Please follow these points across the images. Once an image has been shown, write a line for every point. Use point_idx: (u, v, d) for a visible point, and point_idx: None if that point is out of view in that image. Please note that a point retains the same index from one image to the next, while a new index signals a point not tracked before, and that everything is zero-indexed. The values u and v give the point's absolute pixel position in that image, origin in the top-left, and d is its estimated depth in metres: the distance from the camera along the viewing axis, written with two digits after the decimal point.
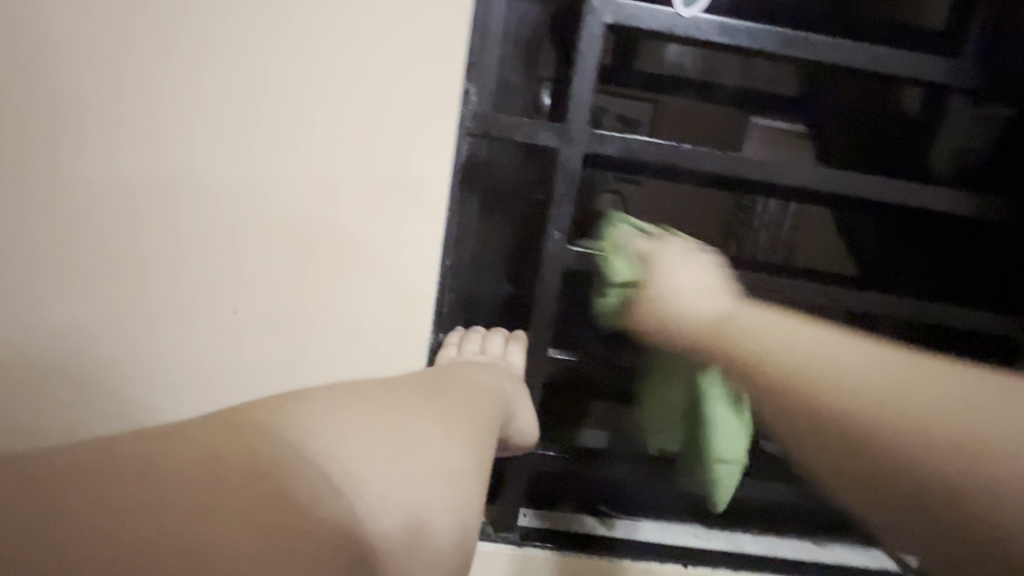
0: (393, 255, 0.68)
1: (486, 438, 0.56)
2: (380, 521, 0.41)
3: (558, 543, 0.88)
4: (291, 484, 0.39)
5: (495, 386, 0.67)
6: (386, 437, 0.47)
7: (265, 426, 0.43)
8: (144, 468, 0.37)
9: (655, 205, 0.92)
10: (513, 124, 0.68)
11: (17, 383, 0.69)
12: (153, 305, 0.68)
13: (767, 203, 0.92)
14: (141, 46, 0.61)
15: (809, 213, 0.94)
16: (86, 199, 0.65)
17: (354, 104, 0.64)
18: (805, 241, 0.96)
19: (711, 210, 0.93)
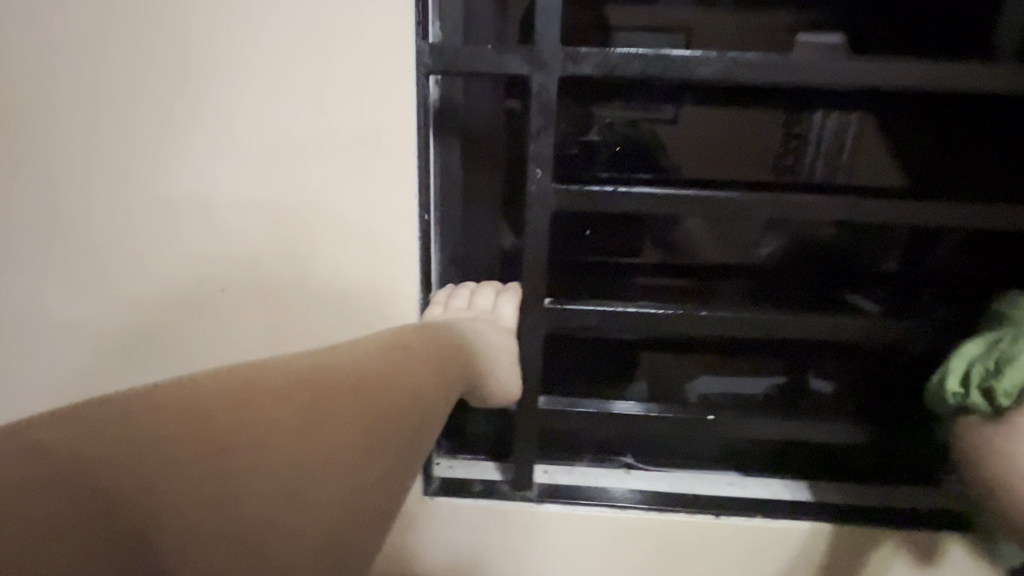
0: (363, 220, 0.67)
1: (393, 479, 0.51)
2: (213, 524, 0.43)
3: (578, 500, 0.83)
4: (139, 484, 0.41)
5: (459, 369, 0.60)
6: (271, 463, 0.45)
7: (175, 431, 0.43)
8: (50, 460, 0.39)
9: (698, 138, 0.81)
10: (476, 54, 0.62)
11: (39, 368, 0.75)
12: (141, 286, 0.70)
13: (823, 117, 0.80)
14: (92, 27, 0.61)
15: (863, 125, 0.80)
16: (64, 188, 0.67)
17: (304, 57, 0.61)
18: (870, 159, 0.82)
19: (757, 137, 0.81)
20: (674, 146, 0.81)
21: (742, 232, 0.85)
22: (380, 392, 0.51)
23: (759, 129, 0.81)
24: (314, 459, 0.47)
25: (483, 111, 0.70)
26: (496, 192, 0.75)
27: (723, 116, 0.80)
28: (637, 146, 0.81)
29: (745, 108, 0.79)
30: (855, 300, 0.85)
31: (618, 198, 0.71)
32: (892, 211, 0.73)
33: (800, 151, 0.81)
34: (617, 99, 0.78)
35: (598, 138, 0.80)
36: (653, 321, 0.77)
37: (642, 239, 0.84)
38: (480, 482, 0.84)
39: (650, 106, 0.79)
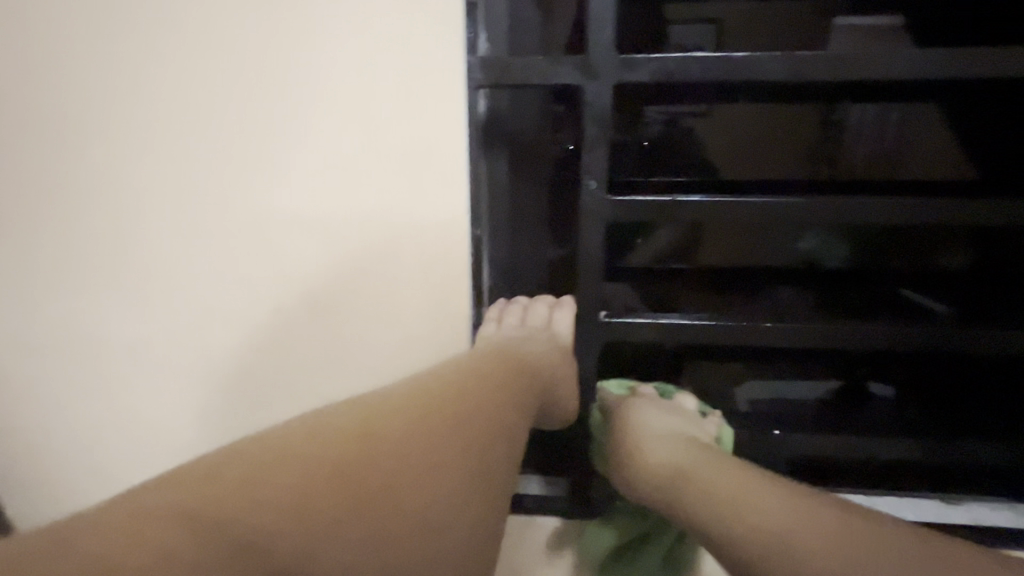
0: (416, 236, 0.66)
1: (485, 516, 0.47)
2: (342, 531, 0.40)
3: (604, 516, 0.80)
4: (242, 510, 0.38)
5: (529, 377, 0.61)
6: (384, 466, 0.44)
7: (240, 503, 0.39)
8: (128, 511, 0.37)
9: (739, 139, 0.78)
10: (527, 65, 0.60)
11: (109, 393, 0.78)
12: (200, 310, 0.72)
13: (862, 109, 0.76)
14: (143, 61, 0.62)
15: (928, 118, 0.76)
16: (124, 219, 0.68)
17: (350, 77, 0.61)
18: (928, 151, 0.77)
19: (799, 135, 0.77)
20: (715, 149, 0.78)
21: (766, 233, 0.81)
22: (446, 418, 0.49)
23: (798, 124, 0.77)
24: (402, 518, 0.42)
25: (529, 123, 0.69)
26: (544, 202, 0.73)
27: (762, 113, 0.77)
28: (677, 150, 0.78)
29: (788, 103, 0.76)
30: (912, 296, 0.79)
31: (676, 205, 0.68)
32: (967, 210, 0.68)
33: (840, 145, 0.77)
34: (658, 103, 0.75)
35: (634, 140, 0.78)
36: (708, 333, 0.74)
37: (695, 241, 0.82)
38: (535, 499, 0.81)
39: (686, 108, 0.76)
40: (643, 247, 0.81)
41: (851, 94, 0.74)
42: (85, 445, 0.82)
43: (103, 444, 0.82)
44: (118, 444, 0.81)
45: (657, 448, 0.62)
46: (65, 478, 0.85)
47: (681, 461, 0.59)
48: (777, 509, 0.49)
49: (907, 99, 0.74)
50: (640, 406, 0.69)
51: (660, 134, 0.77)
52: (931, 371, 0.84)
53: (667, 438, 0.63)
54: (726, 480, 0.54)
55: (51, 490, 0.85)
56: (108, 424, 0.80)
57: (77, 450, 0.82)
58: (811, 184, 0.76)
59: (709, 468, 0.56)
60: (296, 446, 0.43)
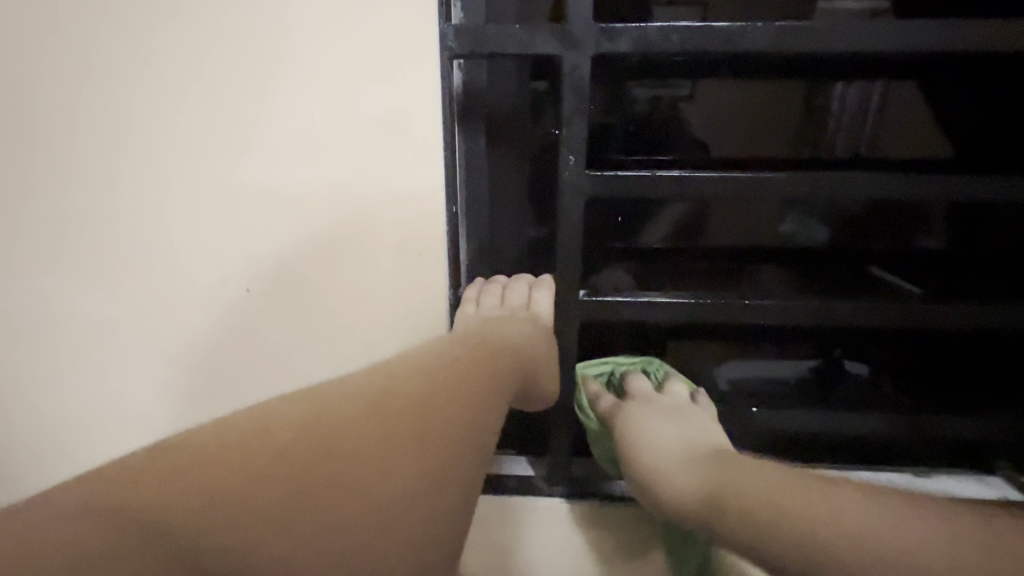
0: (391, 213, 0.64)
1: (457, 502, 0.46)
2: (308, 513, 0.38)
3: (585, 495, 0.81)
4: (200, 494, 0.37)
5: (508, 356, 0.60)
6: (355, 446, 0.42)
7: (196, 481, 0.37)
8: (82, 494, 0.36)
9: (722, 116, 0.77)
10: (503, 35, 0.58)
11: (74, 377, 0.75)
12: (166, 291, 0.69)
13: (844, 88, 0.75)
14: (94, 25, 0.58)
15: (907, 95, 0.75)
16: (81, 195, 0.65)
17: (317, 44, 0.58)
18: (908, 128, 0.76)
19: (782, 112, 0.76)
20: (698, 126, 0.77)
21: (764, 214, 0.81)
22: (421, 398, 0.47)
23: (783, 101, 0.76)
24: (372, 498, 0.41)
25: (507, 97, 0.67)
26: (523, 179, 0.71)
27: (743, 89, 0.76)
28: (658, 126, 0.77)
29: (770, 78, 0.75)
30: (885, 275, 0.80)
31: (656, 181, 0.67)
32: (941, 186, 0.68)
33: (823, 124, 0.76)
34: (638, 76, 0.74)
35: (616, 117, 0.76)
36: (687, 310, 0.73)
37: (679, 216, 0.80)
38: (516, 480, 0.81)
39: (667, 84, 0.74)
40: (654, 226, 0.80)
41: (831, 71, 0.74)
42: (51, 430, 0.79)
43: (72, 428, 0.79)
44: (86, 429, 0.79)
45: (671, 467, 0.60)
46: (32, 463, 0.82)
47: (701, 475, 0.57)
48: (846, 515, 0.46)
49: (888, 75, 0.74)
50: (641, 416, 0.69)
51: (641, 110, 0.76)
52: (908, 350, 0.85)
53: (682, 454, 0.62)
54: (745, 482, 0.52)
55: (18, 477, 0.83)
56: (75, 409, 0.77)
57: (43, 435, 0.80)
58: (791, 161, 0.76)
59: (733, 476, 0.54)
60: (262, 425, 0.42)
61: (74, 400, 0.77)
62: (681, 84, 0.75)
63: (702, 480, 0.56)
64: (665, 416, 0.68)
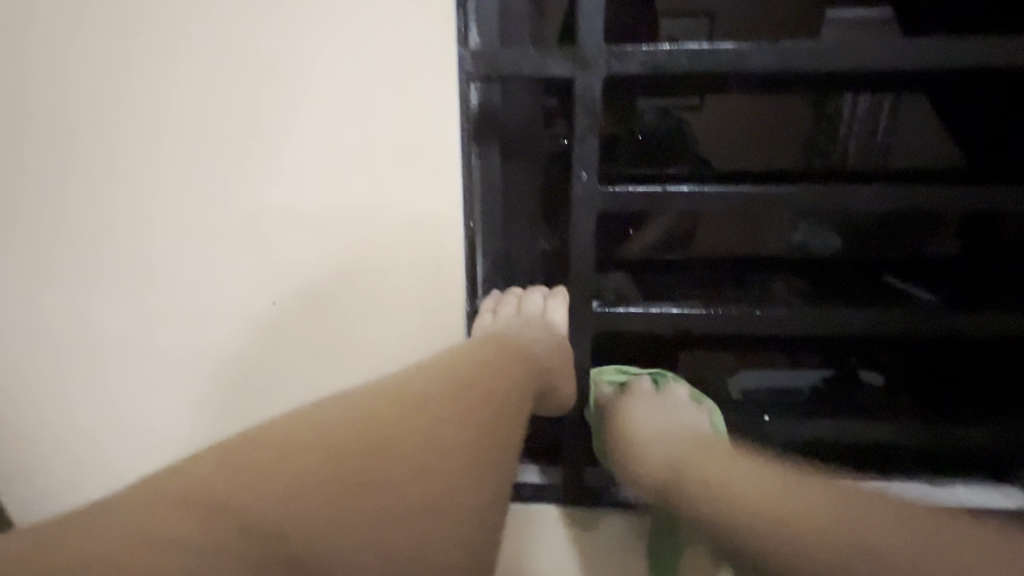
0: (410, 228, 0.67)
1: (485, 507, 0.47)
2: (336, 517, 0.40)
3: (598, 503, 0.82)
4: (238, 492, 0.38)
5: (526, 364, 0.61)
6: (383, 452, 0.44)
7: (228, 483, 0.38)
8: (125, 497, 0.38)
9: (730, 130, 0.79)
10: (518, 57, 0.61)
11: (105, 386, 0.78)
12: (195, 304, 0.72)
13: (853, 101, 0.76)
14: (133, 54, 0.62)
15: (914, 108, 0.77)
16: (117, 213, 0.69)
17: (341, 69, 0.61)
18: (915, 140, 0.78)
19: (790, 126, 0.79)
20: (706, 141, 0.80)
21: (770, 228, 0.83)
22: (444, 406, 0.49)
23: (791, 116, 0.78)
24: (399, 501, 0.42)
25: (521, 115, 0.70)
26: (537, 194, 0.74)
27: (752, 104, 0.78)
28: (667, 141, 0.79)
29: (777, 92, 0.77)
30: (899, 285, 0.81)
31: (666, 195, 0.69)
32: (949, 196, 0.70)
33: (834, 139, 0.78)
34: (648, 92, 0.76)
35: (627, 132, 0.78)
36: (700, 320, 0.75)
37: (687, 230, 0.83)
38: (531, 487, 0.82)
39: (676, 100, 0.77)
40: (642, 236, 0.82)
41: (840, 84, 0.75)
42: (84, 440, 0.82)
43: (104, 439, 0.82)
44: (117, 439, 0.82)
45: (649, 442, 0.63)
46: (64, 473, 0.85)
47: (676, 453, 0.59)
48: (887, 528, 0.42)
49: (895, 89, 0.75)
50: (633, 404, 0.71)
51: (652, 126, 0.78)
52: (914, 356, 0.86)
53: (668, 438, 0.63)
54: (723, 466, 0.54)
55: (47, 483, 0.85)
56: (107, 419, 0.80)
57: (76, 445, 0.83)
58: (803, 172, 0.78)
59: (705, 460, 0.56)
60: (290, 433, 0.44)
61: (104, 408, 0.80)
62: (690, 99, 0.78)
63: (677, 457, 0.58)
64: (657, 407, 0.70)
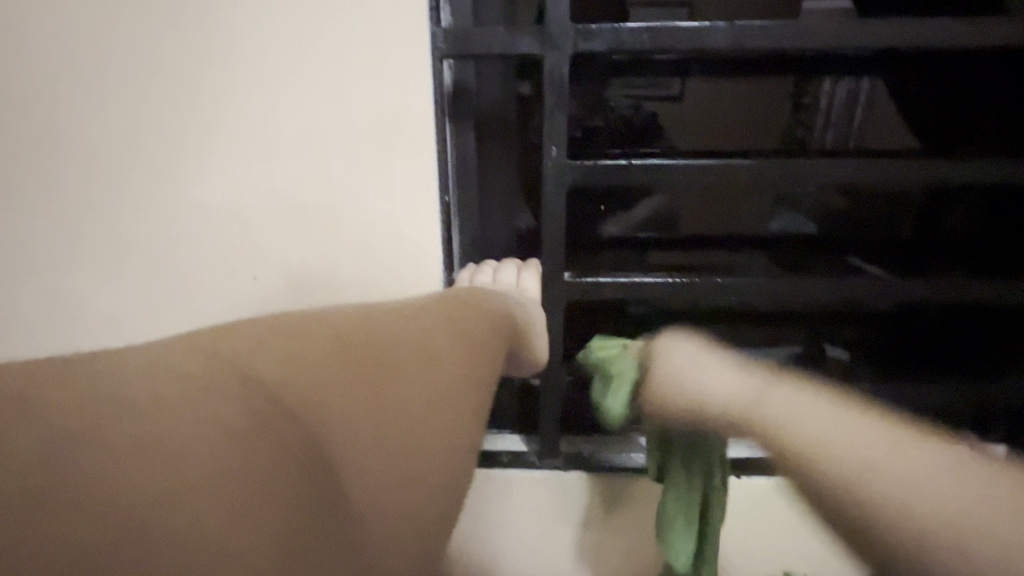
0: (387, 203, 0.69)
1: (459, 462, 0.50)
2: (308, 476, 0.41)
3: (574, 467, 0.85)
4: (227, 413, 0.40)
5: (505, 328, 0.63)
6: (361, 415, 0.45)
7: (217, 399, 0.40)
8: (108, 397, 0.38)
9: (708, 113, 0.82)
10: (490, 36, 0.63)
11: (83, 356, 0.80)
12: (175, 278, 0.74)
13: (832, 84, 0.80)
14: (111, 31, 0.63)
15: (875, 91, 0.80)
16: (94, 187, 0.70)
17: (318, 49, 0.63)
18: (877, 123, 0.82)
19: (765, 109, 0.82)
20: (686, 122, 0.82)
21: (750, 207, 0.87)
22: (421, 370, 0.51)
23: (770, 98, 0.81)
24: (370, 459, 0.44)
25: (496, 96, 0.72)
26: (512, 174, 0.76)
27: (727, 86, 0.81)
28: (642, 123, 0.82)
29: (752, 76, 0.80)
30: (862, 266, 0.85)
31: (635, 170, 0.72)
32: (898, 170, 0.74)
33: (809, 127, 0.82)
34: (622, 76, 0.79)
35: (605, 116, 0.81)
36: (668, 292, 0.79)
37: (670, 212, 0.86)
38: (508, 453, 0.85)
39: (654, 83, 0.80)
40: (618, 218, 0.85)
41: (808, 69, 0.79)
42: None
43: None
44: None
45: (703, 380, 0.56)
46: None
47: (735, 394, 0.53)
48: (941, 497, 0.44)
49: (863, 71, 0.78)
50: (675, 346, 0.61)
51: (629, 107, 0.81)
52: (887, 333, 0.90)
53: (725, 368, 0.56)
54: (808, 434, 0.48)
55: None
56: None
57: None
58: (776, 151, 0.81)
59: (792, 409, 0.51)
60: None
61: None
62: (666, 82, 0.80)
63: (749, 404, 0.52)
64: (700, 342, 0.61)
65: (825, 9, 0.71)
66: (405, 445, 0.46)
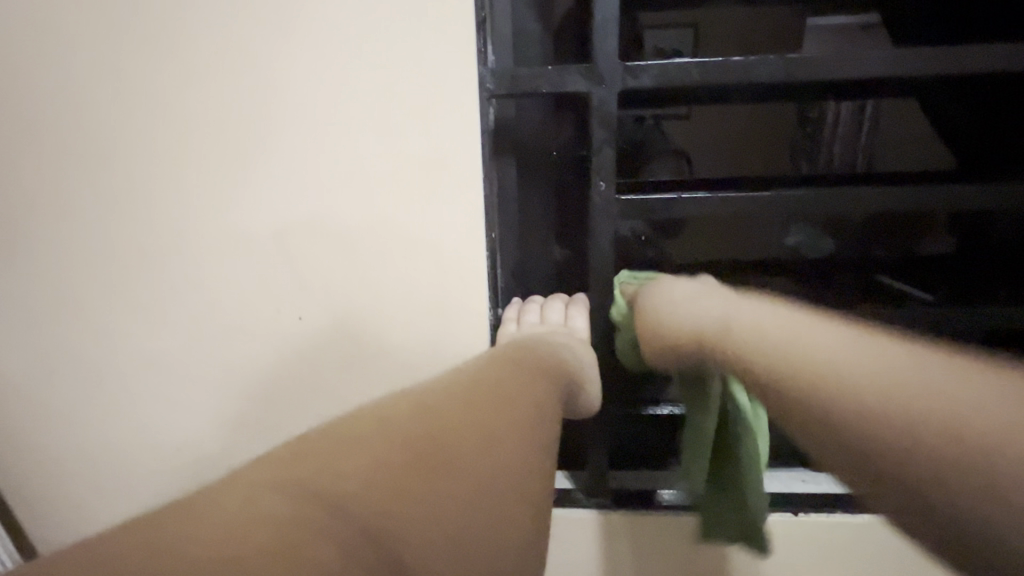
0: (436, 242, 0.69)
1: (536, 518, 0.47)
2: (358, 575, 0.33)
3: (623, 504, 0.82)
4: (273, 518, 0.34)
5: (548, 378, 0.60)
6: (417, 491, 0.38)
7: (278, 472, 0.38)
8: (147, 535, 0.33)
9: (709, 137, 0.83)
10: (536, 75, 0.64)
11: (128, 406, 0.79)
12: (221, 322, 0.73)
13: (836, 106, 0.79)
14: (161, 84, 0.64)
15: (900, 110, 0.81)
16: (144, 236, 0.70)
17: (363, 90, 0.64)
18: (885, 140, 0.82)
19: (765, 130, 0.83)
20: (688, 145, 0.83)
21: (765, 229, 0.87)
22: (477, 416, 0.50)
23: (774, 121, 0.82)
24: (427, 538, 0.37)
25: (536, 131, 0.72)
26: (553, 207, 0.77)
27: (742, 114, 0.82)
28: (655, 149, 0.82)
29: (765, 103, 0.80)
30: (894, 283, 0.84)
31: (681, 203, 0.72)
32: (948, 194, 0.73)
33: (814, 146, 0.81)
34: (629, 105, 0.78)
35: (628, 146, 0.81)
36: None
37: (680, 232, 0.87)
38: (556, 491, 0.83)
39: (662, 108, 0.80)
40: (638, 242, 0.84)
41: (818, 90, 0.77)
42: (105, 458, 0.82)
43: (123, 453, 0.82)
44: (140, 454, 0.82)
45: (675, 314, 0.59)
46: (86, 492, 0.85)
47: (721, 311, 0.56)
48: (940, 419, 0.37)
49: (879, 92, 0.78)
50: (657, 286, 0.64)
51: (637, 133, 0.80)
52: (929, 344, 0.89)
53: (701, 301, 0.59)
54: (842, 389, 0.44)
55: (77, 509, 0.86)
56: (127, 431, 0.80)
57: (94, 460, 0.82)
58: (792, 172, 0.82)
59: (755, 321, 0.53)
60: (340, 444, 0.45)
61: (130, 428, 0.80)
62: (682, 111, 0.81)
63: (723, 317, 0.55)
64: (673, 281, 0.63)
65: (830, 28, 0.72)
66: (466, 518, 0.39)
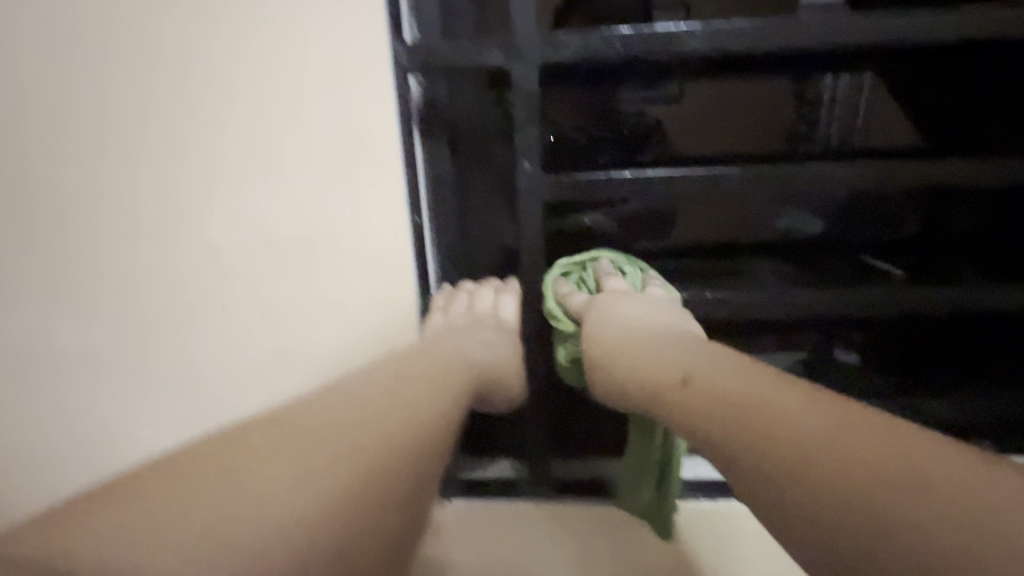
0: (355, 228, 0.66)
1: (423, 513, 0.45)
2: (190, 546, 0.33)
3: (563, 492, 0.81)
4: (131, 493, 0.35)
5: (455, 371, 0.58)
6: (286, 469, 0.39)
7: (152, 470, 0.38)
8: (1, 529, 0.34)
9: (703, 116, 0.78)
10: (453, 50, 0.61)
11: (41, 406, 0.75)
12: (135, 314, 0.70)
13: (836, 79, 0.75)
14: (57, 61, 0.60)
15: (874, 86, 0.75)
16: (44, 226, 0.66)
17: (273, 68, 0.60)
18: (886, 117, 0.76)
19: (762, 111, 0.78)
20: (681, 125, 0.78)
21: (754, 211, 0.83)
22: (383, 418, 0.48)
23: (772, 101, 0.77)
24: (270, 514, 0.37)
25: (473, 109, 0.69)
26: (491, 190, 0.74)
27: (739, 92, 0.77)
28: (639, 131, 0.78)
29: (749, 74, 0.76)
30: (875, 263, 0.80)
31: (606, 185, 0.69)
32: (905, 172, 0.69)
33: (811, 125, 0.77)
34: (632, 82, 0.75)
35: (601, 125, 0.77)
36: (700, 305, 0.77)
37: (655, 213, 0.83)
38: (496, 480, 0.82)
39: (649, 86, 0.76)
40: (602, 224, 0.81)
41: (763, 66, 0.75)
42: (25, 459, 0.78)
43: (38, 455, 0.78)
44: (62, 458, 0.78)
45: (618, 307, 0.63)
46: (5, 496, 0.80)
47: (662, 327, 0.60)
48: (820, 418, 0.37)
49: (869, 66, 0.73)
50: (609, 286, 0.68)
51: (624, 109, 0.77)
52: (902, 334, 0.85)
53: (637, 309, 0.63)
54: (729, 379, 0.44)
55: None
56: (40, 432, 0.76)
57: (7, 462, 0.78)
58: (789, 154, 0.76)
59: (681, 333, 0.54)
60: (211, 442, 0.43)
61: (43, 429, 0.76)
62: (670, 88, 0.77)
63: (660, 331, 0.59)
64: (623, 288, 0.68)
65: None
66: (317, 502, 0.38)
